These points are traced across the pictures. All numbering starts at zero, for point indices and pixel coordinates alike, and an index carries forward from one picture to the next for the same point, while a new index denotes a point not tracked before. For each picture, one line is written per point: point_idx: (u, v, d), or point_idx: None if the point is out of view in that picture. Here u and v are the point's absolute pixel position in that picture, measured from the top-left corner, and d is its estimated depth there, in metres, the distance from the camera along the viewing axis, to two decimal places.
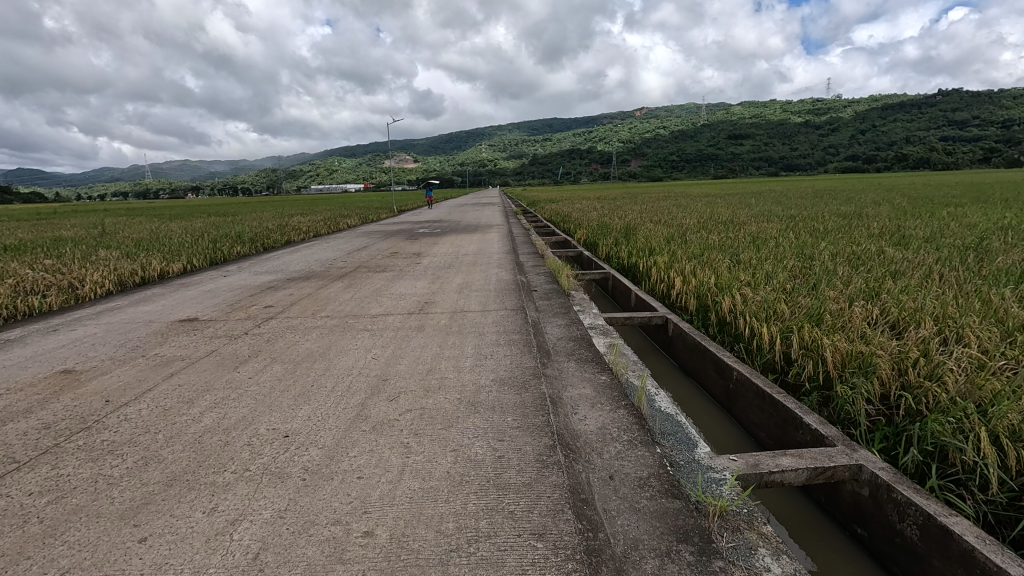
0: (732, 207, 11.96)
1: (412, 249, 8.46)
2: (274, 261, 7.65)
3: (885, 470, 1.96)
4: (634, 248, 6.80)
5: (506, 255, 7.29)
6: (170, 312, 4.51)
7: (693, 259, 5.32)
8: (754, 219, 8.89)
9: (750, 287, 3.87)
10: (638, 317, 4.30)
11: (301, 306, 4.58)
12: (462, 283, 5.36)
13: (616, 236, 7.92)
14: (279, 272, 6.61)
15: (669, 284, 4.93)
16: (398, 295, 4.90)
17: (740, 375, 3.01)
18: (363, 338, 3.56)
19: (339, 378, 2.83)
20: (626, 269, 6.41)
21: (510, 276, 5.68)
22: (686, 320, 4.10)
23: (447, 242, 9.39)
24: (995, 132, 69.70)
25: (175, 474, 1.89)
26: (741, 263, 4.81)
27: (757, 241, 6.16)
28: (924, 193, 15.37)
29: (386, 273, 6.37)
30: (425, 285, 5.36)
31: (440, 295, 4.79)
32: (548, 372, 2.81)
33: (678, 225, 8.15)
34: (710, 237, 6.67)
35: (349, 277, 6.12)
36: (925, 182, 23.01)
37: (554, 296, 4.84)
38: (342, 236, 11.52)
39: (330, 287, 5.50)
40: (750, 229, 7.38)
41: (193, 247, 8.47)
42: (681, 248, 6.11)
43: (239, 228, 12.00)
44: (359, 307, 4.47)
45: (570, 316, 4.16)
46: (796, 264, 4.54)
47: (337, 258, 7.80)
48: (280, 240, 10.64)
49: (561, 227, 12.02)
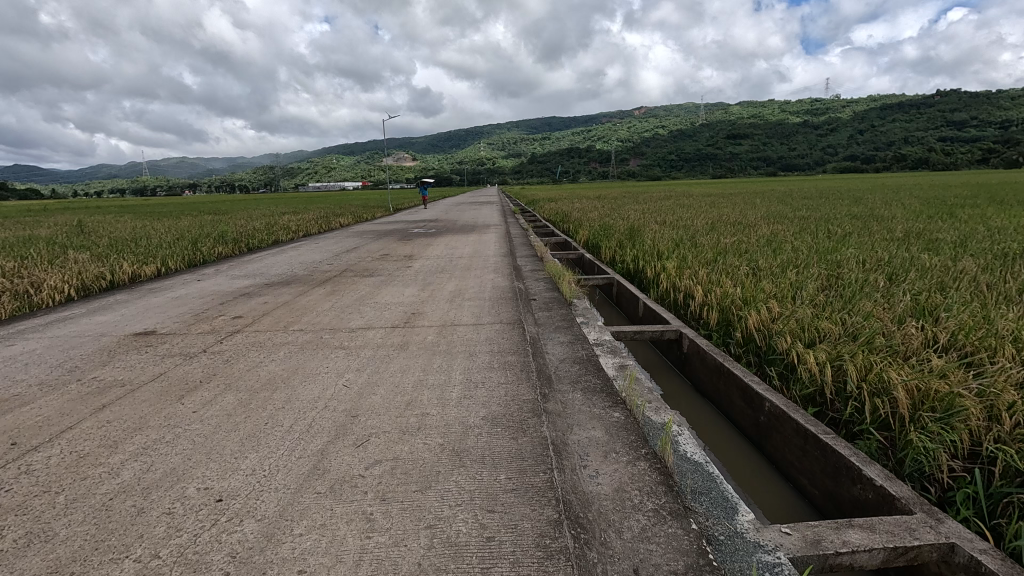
0: (738, 208, 11.52)
1: (404, 252, 7.99)
2: (256, 264, 7.17)
3: (988, 553, 1.51)
4: (640, 251, 6.35)
5: (504, 259, 6.83)
6: (126, 323, 4.04)
7: (708, 266, 4.90)
8: (764, 220, 8.47)
9: (779, 301, 3.46)
10: (649, 330, 3.86)
11: (274, 318, 4.12)
12: (454, 290, 4.91)
13: (620, 238, 7.48)
14: (259, 277, 6.14)
15: (682, 293, 4.50)
16: (382, 304, 4.44)
17: (774, 408, 2.59)
18: (336, 358, 3.11)
19: (302, 411, 2.38)
20: (632, 275, 5.97)
21: (507, 283, 5.22)
22: (704, 337, 3.68)
23: (442, 243, 8.92)
24: (994, 132, 69.40)
25: (59, 563, 1.43)
26: (762, 270, 4.38)
27: (773, 245, 5.74)
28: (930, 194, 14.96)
29: (374, 277, 5.91)
30: (414, 292, 4.90)
31: (429, 305, 4.34)
32: (550, 406, 2.35)
33: (685, 227, 7.72)
34: (722, 241, 6.24)
35: (333, 283, 5.67)
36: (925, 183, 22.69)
37: (555, 306, 4.39)
38: (332, 236, 11.05)
39: (311, 294, 5.04)
40: (763, 232, 6.95)
41: (171, 249, 7.99)
42: (692, 252, 5.69)
43: (223, 227, 11.48)
44: (338, 319, 4.01)
45: (573, 331, 3.71)
46: (824, 272, 4.12)
47: (323, 261, 7.34)
48: (266, 241, 10.14)
49: (560, 227, 11.59)
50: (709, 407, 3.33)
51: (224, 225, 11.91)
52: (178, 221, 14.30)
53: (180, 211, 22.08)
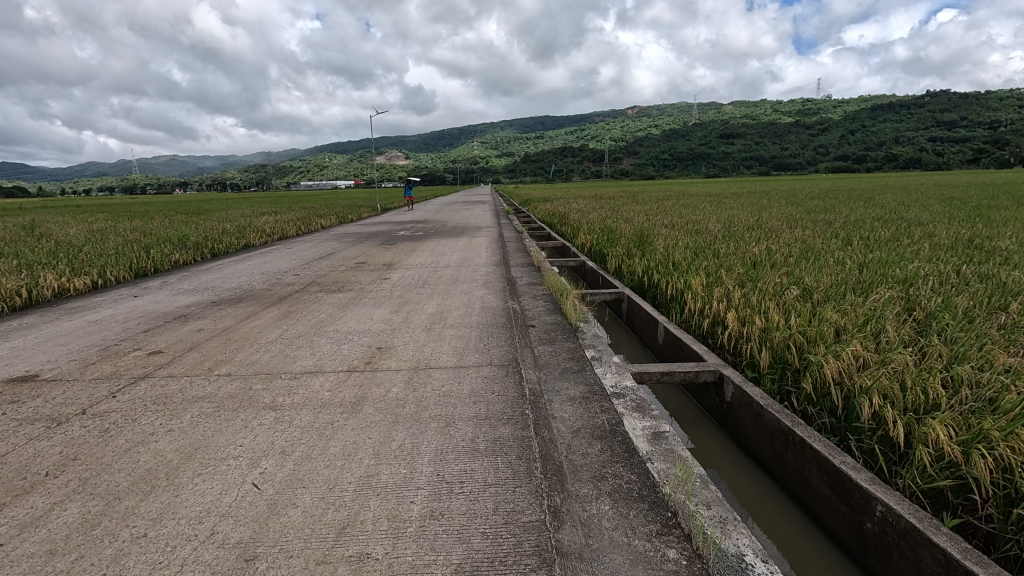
0: (748, 209, 10.76)
1: (383, 259, 7.12)
2: (210, 274, 6.26)
3: None
4: (653, 262, 5.52)
5: (497, 269, 5.97)
6: (6, 363, 3.13)
7: (743, 284, 4.10)
8: (785, 224, 7.69)
9: (859, 345, 2.68)
10: (679, 370, 3.05)
11: (201, 354, 3.22)
12: (436, 313, 4.04)
13: (627, 245, 6.66)
14: (207, 291, 5.23)
15: (714, 319, 3.69)
16: (343, 334, 3.56)
17: (891, 517, 1.77)
18: (260, 428, 2.22)
19: (170, 546, 1.49)
20: (645, 290, 5.16)
21: (501, 302, 4.36)
22: (754, 385, 2.86)
23: (428, 249, 8.06)
24: (985, 133, 69.37)
25: None
26: (815, 291, 3.59)
27: (810, 256, 4.97)
28: (942, 194, 14.21)
29: (343, 293, 5.05)
30: (386, 315, 4.04)
31: (401, 336, 3.46)
32: (566, 538, 1.48)
33: (699, 232, 6.92)
34: (748, 249, 5.44)
35: (292, 300, 4.79)
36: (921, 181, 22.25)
37: (559, 335, 3.54)
38: (309, 240, 10.15)
39: (261, 317, 4.15)
40: (792, 239, 6.15)
41: (119, 256, 7.04)
42: (718, 265, 4.87)
43: (189, 229, 10.51)
44: (282, 356, 3.14)
45: (586, 375, 2.86)
46: (897, 296, 3.34)
47: (289, 270, 6.45)
48: (235, 245, 9.21)
49: (557, 230, 10.77)
50: (768, 485, 2.51)
51: (190, 228, 10.93)
52: (144, 222, 13.28)
53: (161, 211, 21.01)
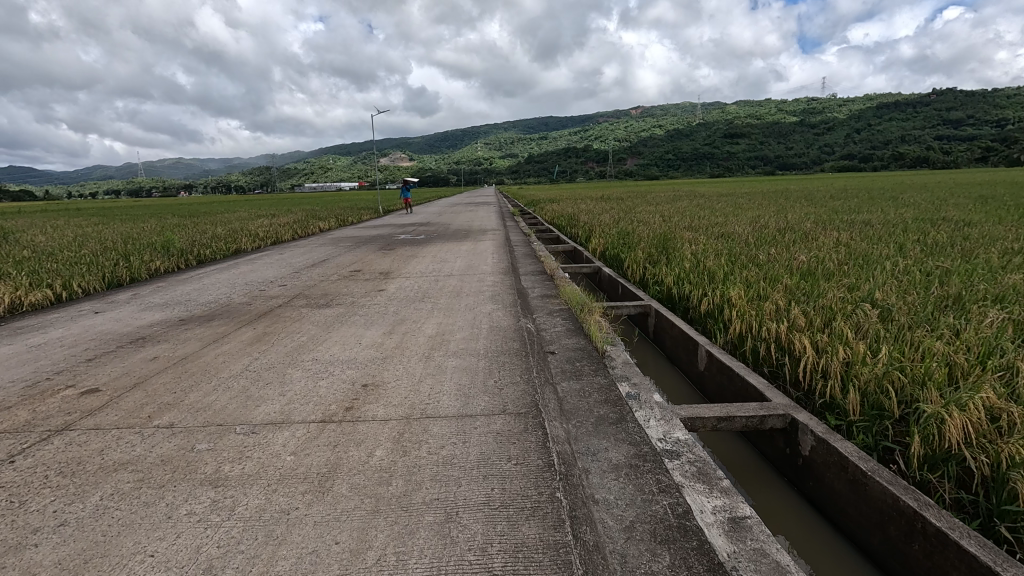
0: (770, 211, 10.11)
1: (380, 266, 6.51)
2: (189, 284, 5.68)
3: None
4: (682, 271, 4.89)
5: (505, 278, 5.36)
6: None
7: (799, 299, 3.45)
8: (817, 227, 7.07)
9: (991, 390, 2.03)
10: (741, 414, 2.42)
11: (144, 394, 2.60)
12: (436, 335, 3.41)
13: (647, 249, 6.05)
14: (179, 306, 4.64)
15: (771, 344, 3.04)
16: (323, 365, 2.93)
17: None
18: (187, 522, 1.59)
19: None
20: (675, 303, 4.54)
21: (512, 320, 3.73)
22: (839, 436, 2.20)
23: (430, 254, 7.46)
24: (993, 131, 68.43)
25: None
26: (896, 310, 2.95)
27: (863, 263, 4.34)
28: (965, 194, 13.54)
29: (331, 307, 4.44)
30: (377, 338, 3.42)
31: (393, 369, 2.84)
32: None
33: (727, 237, 6.28)
34: (790, 257, 4.80)
35: (272, 316, 4.19)
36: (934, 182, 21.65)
37: (584, 365, 2.91)
38: (304, 244, 9.57)
39: (231, 339, 3.54)
40: (834, 243, 5.52)
41: (93, 264, 6.45)
42: (760, 274, 4.23)
43: (178, 233, 9.95)
44: (244, 397, 2.53)
45: (625, 425, 2.22)
46: (1005, 319, 2.69)
47: (275, 279, 5.86)
48: (225, 252, 8.62)
49: (566, 233, 10.19)
50: None
51: (180, 232, 10.37)
52: (135, 226, 12.74)
53: (159, 213, 20.58)
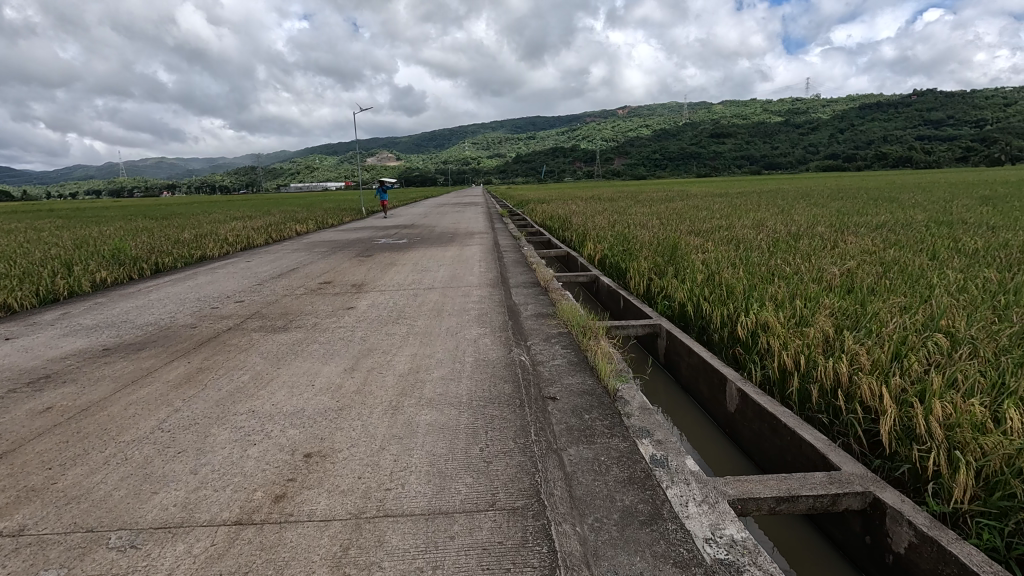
0: (772, 212, 9.63)
1: (354, 277, 5.83)
2: (132, 300, 4.97)
3: None
4: (696, 285, 4.31)
5: (494, 292, 4.73)
6: None
7: (853, 326, 2.90)
8: (832, 231, 6.53)
9: None
10: (806, 492, 1.83)
11: (7, 472, 1.92)
12: (409, 374, 2.77)
13: (651, 258, 5.46)
14: (110, 330, 3.94)
15: (832, 390, 2.48)
16: (260, 421, 2.28)
17: None
18: None
19: None
20: (690, 323, 3.95)
21: (503, 351, 3.10)
22: (956, 534, 1.60)
23: (411, 262, 6.80)
24: (973, 131, 69.11)
25: None
26: (987, 350, 2.38)
27: (906, 276, 3.78)
28: (961, 194, 13.10)
29: (289, 331, 3.77)
30: (335, 377, 2.77)
31: (350, 427, 2.19)
32: None
33: (737, 243, 5.72)
34: (817, 269, 4.25)
35: (216, 344, 3.51)
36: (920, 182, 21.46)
37: (595, 418, 2.29)
38: (276, 250, 8.86)
39: (153, 379, 2.86)
40: (859, 251, 4.98)
41: (25, 276, 5.69)
42: (791, 292, 3.66)
43: (138, 239, 9.18)
44: (140, 478, 1.86)
45: (662, 523, 1.59)
46: None
47: (232, 293, 5.16)
48: (187, 259, 7.88)
49: (558, 236, 9.59)
50: None
51: (142, 237, 9.58)
52: (97, 229, 11.93)
53: (127, 214, 19.60)
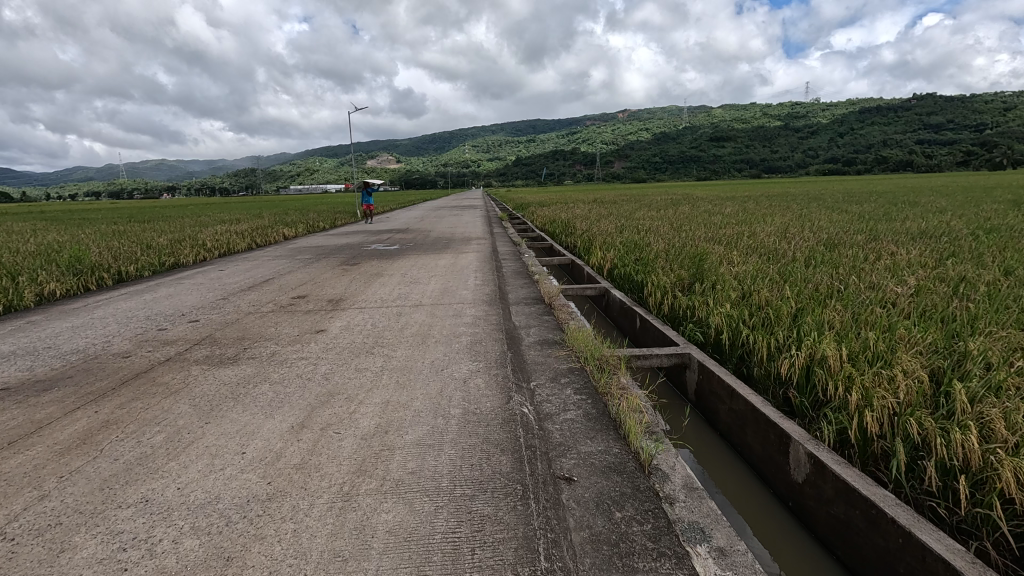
0: (789, 218, 8.99)
1: (333, 291, 5.15)
2: (72, 318, 4.28)
3: None
4: (730, 306, 3.63)
5: (490, 312, 4.05)
6: None
7: (955, 372, 2.24)
8: (869, 239, 5.86)
9: None
10: None
11: None
12: (375, 437, 2.08)
13: (670, 270, 4.79)
14: (23, 360, 3.24)
15: (955, 472, 1.82)
16: (150, 521, 1.59)
17: None
18: None
19: None
20: (728, 354, 3.28)
21: (499, 398, 2.41)
22: None
23: (399, 272, 6.11)
24: (973, 135, 68.59)
25: None
26: None
27: (993, 299, 3.12)
28: (975, 198, 12.48)
29: (240, 363, 3.08)
30: (278, 439, 2.10)
31: (273, 536, 1.50)
32: None
33: (766, 254, 5.06)
34: (876, 286, 3.58)
35: (144, 381, 2.82)
36: (921, 186, 21.00)
37: (630, 518, 1.60)
38: (257, 256, 8.21)
39: (37, 438, 2.16)
40: (913, 264, 4.31)
41: None
42: (855, 318, 2.99)
43: (108, 244, 8.50)
44: None
45: None
46: None
47: (189, 310, 4.48)
48: (156, 266, 7.19)
49: (561, 241, 8.93)
50: None
51: (114, 242, 8.91)
52: (72, 232, 11.26)
53: (111, 218, 19.05)
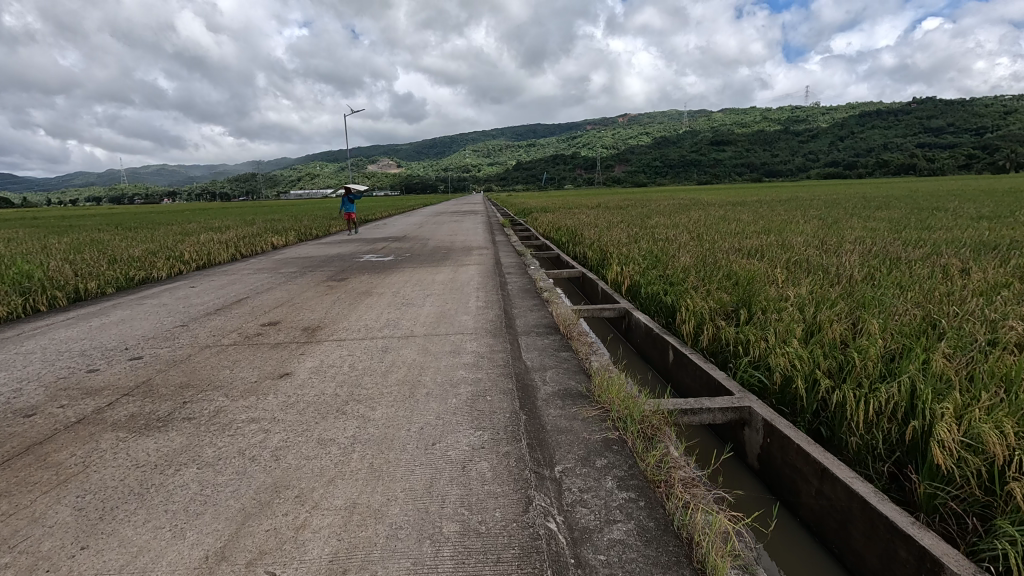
0: (818, 225, 8.22)
1: (311, 316, 4.40)
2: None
3: None
4: (794, 342, 2.89)
5: (494, 347, 3.32)
6: None
7: None
8: (925, 253, 5.12)
9: None
10: None
11: None
12: None
13: (705, 292, 4.06)
14: None
15: None
16: None
17: None
18: None
19: None
20: (802, 410, 2.55)
21: (511, 502, 1.68)
22: None
23: (390, 291, 5.36)
24: (976, 138, 67.93)
25: None
26: None
27: None
28: (1003, 203, 11.69)
29: (167, 430, 2.33)
30: None
31: None
32: None
33: (815, 273, 4.32)
34: (980, 320, 2.85)
35: (27, 461, 2.07)
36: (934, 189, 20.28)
37: None
38: (237, 269, 7.48)
39: None
40: (1003, 287, 3.57)
41: None
42: (982, 372, 2.26)
43: (75, 257, 7.76)
44: None
45: None
46: None
47: (133, 343, 3.73)
48: (122, 283, 6.45)
49: (569, 252, 8.20)
50: None
51: (84, 253, 8.18)
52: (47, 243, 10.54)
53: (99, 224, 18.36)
